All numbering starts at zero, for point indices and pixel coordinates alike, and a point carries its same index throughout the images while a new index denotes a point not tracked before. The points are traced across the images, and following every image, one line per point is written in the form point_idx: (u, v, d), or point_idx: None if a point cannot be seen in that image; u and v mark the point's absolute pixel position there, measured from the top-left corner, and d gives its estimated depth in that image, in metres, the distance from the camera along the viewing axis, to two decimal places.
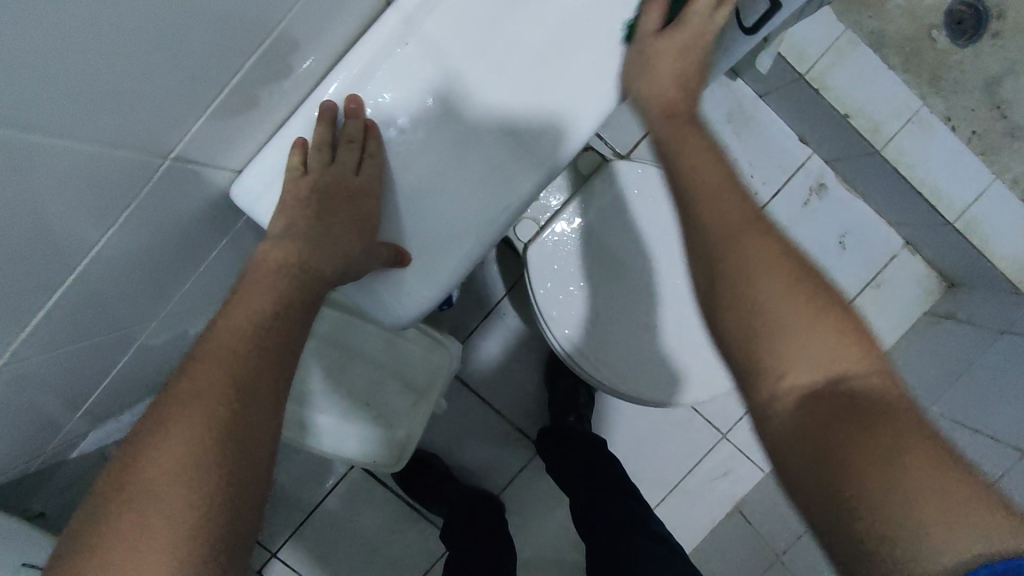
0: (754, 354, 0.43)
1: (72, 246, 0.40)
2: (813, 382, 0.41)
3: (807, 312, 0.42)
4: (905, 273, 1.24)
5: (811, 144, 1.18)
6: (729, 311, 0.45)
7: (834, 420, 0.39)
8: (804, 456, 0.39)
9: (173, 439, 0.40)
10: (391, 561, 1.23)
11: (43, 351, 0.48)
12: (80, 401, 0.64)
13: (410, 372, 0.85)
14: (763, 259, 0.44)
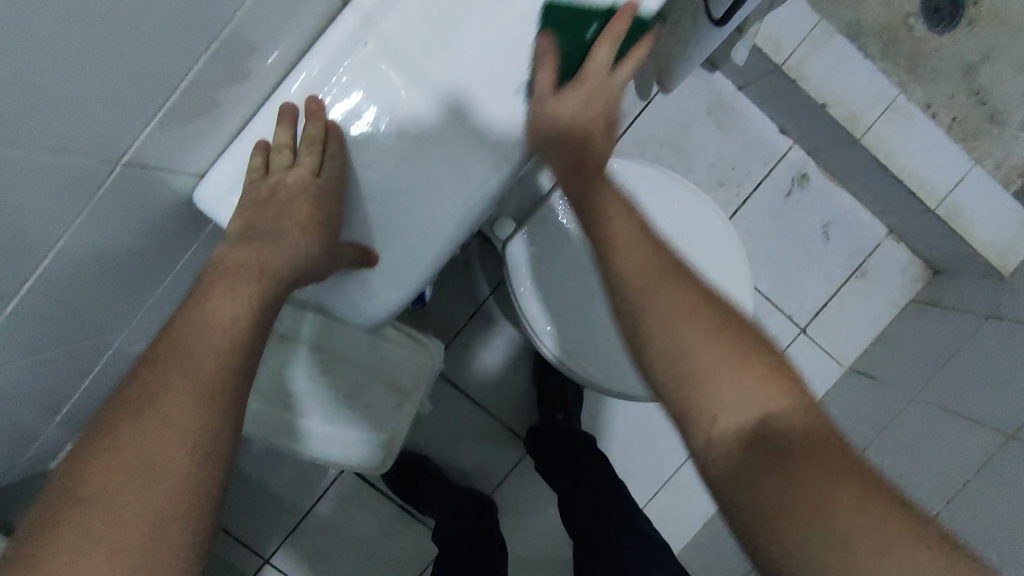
0: (694, 401, 0.48)
1: (20, 253, 0.39)
2: (746, 423, 0.46)
3: (741, 366, 0.48)
4: (890, 260, 1.24)
5: (792, 135, 1.18)
6: (671, 375, 0.49)
7: (772, 457, 0.45)
8: (753, 492, 0.44)
9: (131, 444, 0.42)
10: (384, 564, 1.23)
11: (6, 359, 0.47)
12: (54, 411, 0.63)
13: (392, 373, 0.84)
14: (702, 342, 0.49)
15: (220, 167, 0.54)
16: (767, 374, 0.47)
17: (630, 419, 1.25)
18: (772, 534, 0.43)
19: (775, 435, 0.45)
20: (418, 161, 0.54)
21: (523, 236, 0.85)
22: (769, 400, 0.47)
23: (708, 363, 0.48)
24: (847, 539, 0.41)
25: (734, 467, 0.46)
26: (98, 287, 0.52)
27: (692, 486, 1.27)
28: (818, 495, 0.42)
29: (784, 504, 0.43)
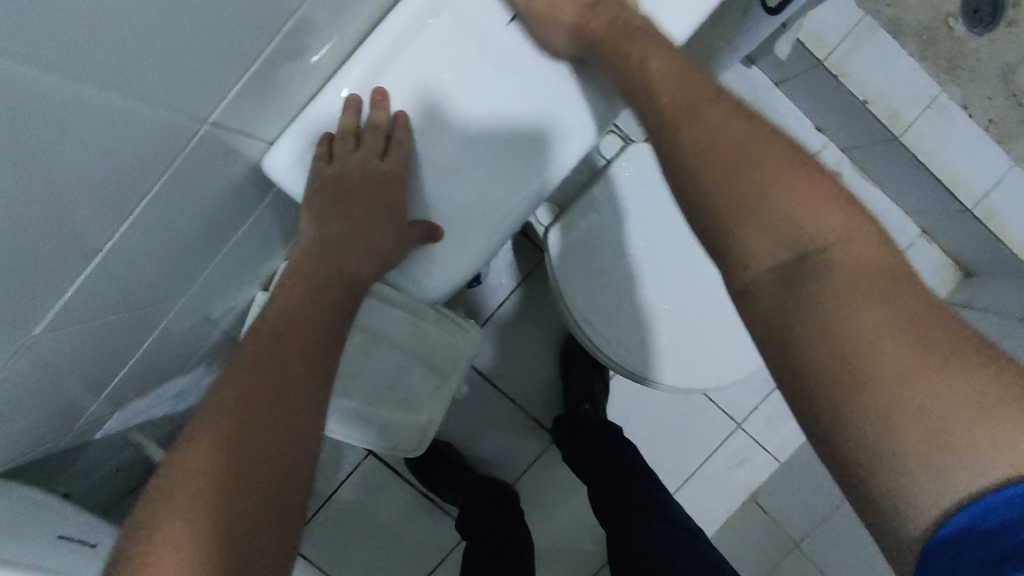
0: (729, 235, 0.43)
1: (101, 211, 0.40)
2: (782, 255, 0.41)
3: (792, 193, 0.42)
4: (922, 260, 1.24)
5: (827, 132, 1.19)
6: (708, 209, 0.44)
7: (810, 287, 0.40)
8: (784, 320, 0.40)
9: (237, 426, 0.47)
10: (407, 551, 1.23)
11: (78, 320, 0.48)
12: (104, 383, 0.62)
13: (431, 355, 0.84)
14: (749, 168, 0.43)
15: (286, 140, 0.57)
16: (811, 196, 0.42)
17: (655, 412, 1.24)
18: (815, 382, 0.38)
19: (819, 263, 0.40)
20: (475, 142, 0.57)
21: (569, 223, 0.85)
22: (815, 226, 0.41)
23: (746, 187, 0.43)
24: (905, 377, 0.35)
25: (772, 304, 0.41)
26: (161, 252, 0.52)
27: (716, 481, 1.27)
28: (868, 325, 0.37)
29: (833, 332, 0.38)
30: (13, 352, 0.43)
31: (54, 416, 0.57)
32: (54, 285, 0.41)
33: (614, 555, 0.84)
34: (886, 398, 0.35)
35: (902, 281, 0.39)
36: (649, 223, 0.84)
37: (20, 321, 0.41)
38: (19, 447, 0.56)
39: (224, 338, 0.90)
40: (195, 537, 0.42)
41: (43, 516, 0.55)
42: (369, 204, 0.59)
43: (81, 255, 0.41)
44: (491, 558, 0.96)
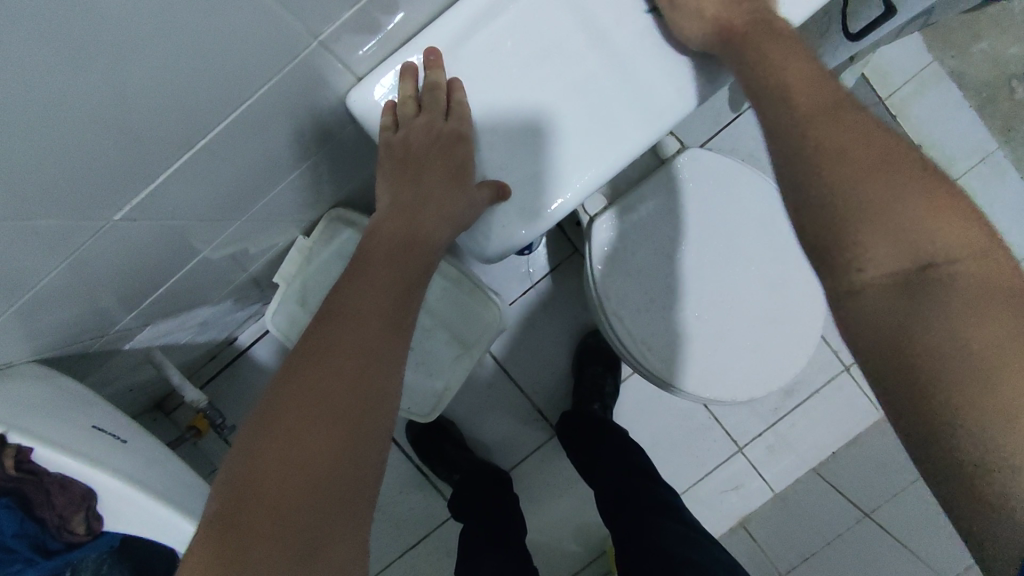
0: (846, 243, 0.42)
1: (185, 110, 0.41)
2: (893, 268, 0.41)
3: (913, 192, 0.42)
4: None
5: None
6: (823, 218, 0.43)
7: (912, 300, 0.39)
8: (886, 326, 0.39)
9: (309, 384, 0.48)
10: (393, 521, 1.24)
11: (147, 221, 0.48)
12: (141, 299, 0.62)
13: (457, 323, 0.84)
14: (871, 176, 0.42)
15: (369, 81, 0.58)
16: (940, 209, 0.41)
17: (658, 423, 1.24)
18: (926, 390, 0.36)
19: (939, 276, 0.40)
20: (542, 121, 0.58)
21: (606, 222, 0.85)
22: (940, 238, 0.41)
23: (867, 184, 0.42)
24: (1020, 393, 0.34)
25: (890, 315, 0.39)
26: (234, 164, 0.52)
27: (708, 502, 1.26)
28: (989, 335, 0.36)
29: (956, 346, 0.37)
30: (90, 233, 0.43)
31: (97, 316, 0.57)
32: (132, 176, 0.42)
33: (624, 552, 0.84)
34: (1001, 400, 0.34)
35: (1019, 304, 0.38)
36: (693, 228, 0.84)
37: (103, 196, 0.41)
38: (58, 342, 0.56)
39: (256, 278, 0.90)
40: (274, 494, 0.44)
41: (81, 407, 0.58)
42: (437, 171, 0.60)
43: (160, 150, 0.42)
44: (488, 539, 0.96)
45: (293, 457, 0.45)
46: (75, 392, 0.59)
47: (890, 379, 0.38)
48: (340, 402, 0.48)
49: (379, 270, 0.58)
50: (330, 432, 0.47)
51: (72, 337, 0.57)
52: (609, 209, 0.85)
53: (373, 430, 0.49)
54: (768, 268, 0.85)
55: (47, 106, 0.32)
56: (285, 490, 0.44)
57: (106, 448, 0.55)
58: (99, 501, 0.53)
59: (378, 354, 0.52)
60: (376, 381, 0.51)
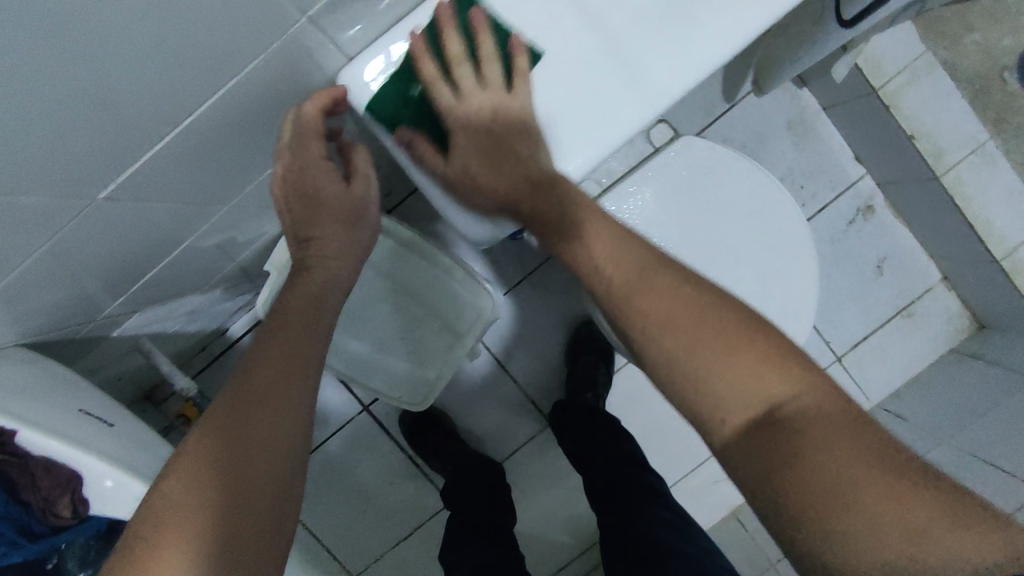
0: (707, 403, 0.47)
1: (162, 91, 0.40)
2: (748, 417, 0.46)
3: (725, 345, 0.47)
4: (937, 306, 1.22)
5: (868, 163, 1.17)
6: (677, 377, 0.48)
7: (775, 444, 0.44)
8: (766, 465, 0.44)
9: (216, 422, 0.50)
10: (384, 513, 1.23)
11: (132, 204, 0.48)
12: (127, 287, 0.61)
13: (448, 312, 0.83)
14: (693, 339, 0.48)
15: (362, 65, 0.56)
16: (774, 362, 0.46)
17: (650, 414, 1.24)
18: (797, 517, 0.42)
19: (786, 413, 0.45)
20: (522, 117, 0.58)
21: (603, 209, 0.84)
22: (772, 387, 0.45)
23: (709, 366, 0.47)
24: (871, 496, 0.41)
25: (754, 462, 0.44)
26: (220, 144, 0.51)
27: (700, 492, 1.27)
28: (829, 462, 0.42)
29: (812, 476, 0.42)
30: (75, 211, 0.43)
31: (85, 301, 0.56)
32: (115, 157, 0.42)
33: (613, 540, 0.84)
34: (873, 521, 0.41)
35: (846, 425, 0.44)
36: (681, 215, 0.84)
37: (89, 173, 0.41)
38: (45, 326, 0.56)
39: (247, 267, 0.90)
40: (172, 528, 0.44)
41: (66, 391, 0.57)
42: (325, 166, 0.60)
43: (140, 132, 0.42)
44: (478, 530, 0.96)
45: (197, 489, 0.46)
46: (63, 375, 0.59)
47: (782, 515, 0.43)
48: (248, 434, 0.50)
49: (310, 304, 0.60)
50: (238, 461, 0.48)
51: (56, 323, 0.56)
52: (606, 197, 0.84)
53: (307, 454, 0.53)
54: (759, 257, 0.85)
55: (33, 76, 0.31)
56: (183, 524, 0.44)
57: (92, 431, 0.54)
58: (83, 484, 0.53)
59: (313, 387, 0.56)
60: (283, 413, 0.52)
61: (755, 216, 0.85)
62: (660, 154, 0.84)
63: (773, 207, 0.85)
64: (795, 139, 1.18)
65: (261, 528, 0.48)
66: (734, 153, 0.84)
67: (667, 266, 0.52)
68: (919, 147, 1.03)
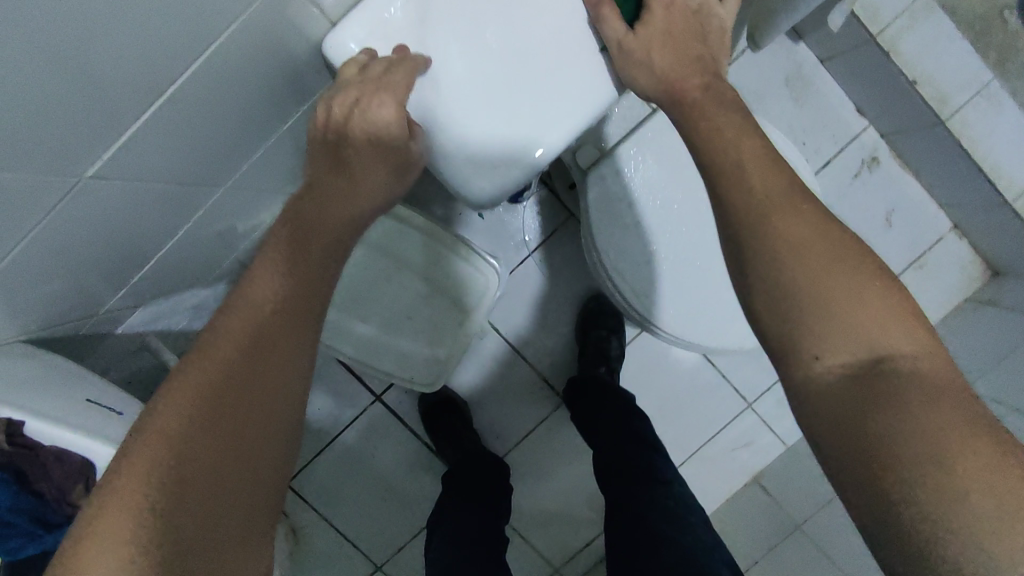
0: (796, 339, 0.47)
1: (137, 68, 0.39)
2: (850, 359, 0.45)
3: (858, 284, 0.46)
4: (949, 257, 1.20)
5: (870, 114, 1.15)
6: (773, 295, 0.48)
7: (861, 392, 0.43)
8: (842, 408, 0.43)
9: (170, 415, 0.44)
10: (404, 500, 1.23)
11: (125, 186, 0.47)
12: (129, 278, 0.60)
13: (454, 290, 0.82)
14: (803, 263, 0.47)
15: (349, 25, 0.56)
16: (897, 307, 0.46)
17: (663, 385, 1.23)
18: (887, 473, 0.40)
19: (885, 367, 0.44)
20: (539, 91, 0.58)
21: (605, 172, 0.82)
22: (891, 338, 0.45)
23: (832, 298, 0.46)
24: (969, 465, 0.38)
25: (844, 406, 0.43)
26: (208, 120, 0.50)
27: (719, 460, 1.26)
28: (934, 423, 0.40)
29: (908, 430, 0.40)
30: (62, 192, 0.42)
31: (83, 293, 0.55)
32: (102, 136, 0.41)
33: (613, 525, 0.84)
34: (946, 480, 0.38)
35: (961, 399, 0.42)
36: (696, 179, 0.82)
37: (72, 150, 0.39)
38: (44, 319, 0.55)
39: (250, 258, 0.89)
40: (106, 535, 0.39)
41: (77, 384, 0.57)
42: (357, 141, 0.58)
43: (122, 113, 0.41)
44: (483, 517, 0.97)
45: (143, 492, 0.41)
46: (70, 370, 0.59)
47: (845, 462, 0.43)
48: (211, 438, 0.44)
49: (302, 266, 0.53)
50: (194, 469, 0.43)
51: (62, 316, 0.56)
52: (607, 159, 0.82)
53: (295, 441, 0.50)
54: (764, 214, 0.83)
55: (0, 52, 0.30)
56: (119, 532, 0.39)
57: (104, 423, 0.54)
58: (98, 471, 0.52)
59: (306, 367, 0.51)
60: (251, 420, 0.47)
61: (756, 173, 0.83)
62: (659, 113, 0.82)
63: (775, 162, 0.84)
64: (794, 95, 1.16)
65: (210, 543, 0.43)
66: (761, 120, 0.84)
67: (802, 202, 0.50)
68: (923, 93, 1.01)
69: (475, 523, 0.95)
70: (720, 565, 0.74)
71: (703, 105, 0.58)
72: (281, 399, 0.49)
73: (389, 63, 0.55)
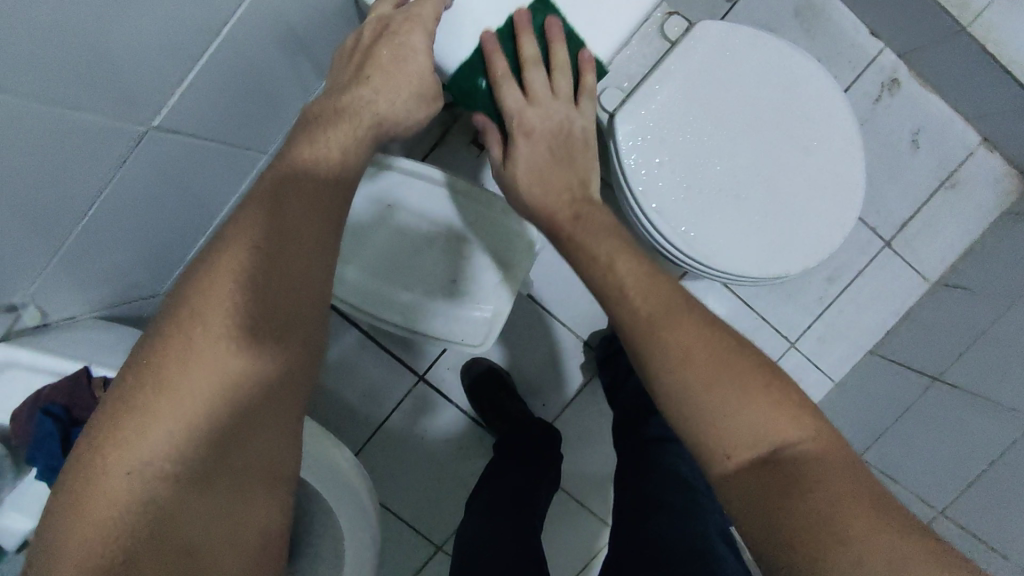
0: (710, 440, 0.49)
1: (143, 51, 0.39)
2: (751, 458, 0.48)
3: (751, 391, 0.49)
4: (982, 171, 1.17)
5: (884, 35, 1.11)
6: (682, 399, 0.50)
7: (775, 487, 0.46)
8: (758, 504, 0.47)
9: (198, 343, 0.42)
10: (459, 478, 1.18)
11: (158, 161, 0.48)
12: (171, 257, 0.61)
13: (496, 245, 0.83)
14: (698, 370, 0.50)
15: None
16: (783, 403, 0.49)
17: None
18: (796, 555, 0.44)
19: (786, 460, 0.47)
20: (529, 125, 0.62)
21: (633, 107, 0.79)
22: (779, 429, 0.48)
23: (723, 397, 0.49)
24: (859, 539, 0.43)
25: (753, 500, 0.47)
26: (243, 66, 0.51)
27: None
28: (828, 505, 0.45)
29: (811, 516, 0.44)
30: (130, 142, 0.43)
31: (139, 260, 0.56)
32: (134, 114, 0.42)
33: (622, 496, 0.81)
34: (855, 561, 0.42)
35: (843, 471, 0.47)
36: (714, 102, 0.80)
37: (98, 136, 0.40)
38: (109, 291, 0.55)
39: None
40: (125, 451, 0.40)
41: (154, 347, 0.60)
42: (382, 58, 0.51)
43: (140, 98, 0.41)
44: (512, 488, 0.93)
45: (164, 417, 0.41)
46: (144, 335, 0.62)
47: (766, 551, 0.46)
48: (230, 372, 0.43)
49: (301, 211, 0.46)
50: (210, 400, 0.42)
51: (116, 297, 0.57)
52: (634, 95, 0.79)
53: (288, 448, 0.46)
54: (795, 136, 0.82)
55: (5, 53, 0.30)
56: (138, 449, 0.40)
57: None
58: None
59: (300, 360, 0.46)
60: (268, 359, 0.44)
61: (784, 94, 0.82)
62: (680, 42, 0.80)
63: (801, 82, 0.82)
64: (804, 25, 1.13)
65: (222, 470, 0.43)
66: (773, 36, 0.81)
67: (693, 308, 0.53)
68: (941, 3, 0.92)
69: (511, 493, 0.92)
70: (718, 536, 0.71)
71: (574, 235, 0.61)
72: (267, 405, 0.44)
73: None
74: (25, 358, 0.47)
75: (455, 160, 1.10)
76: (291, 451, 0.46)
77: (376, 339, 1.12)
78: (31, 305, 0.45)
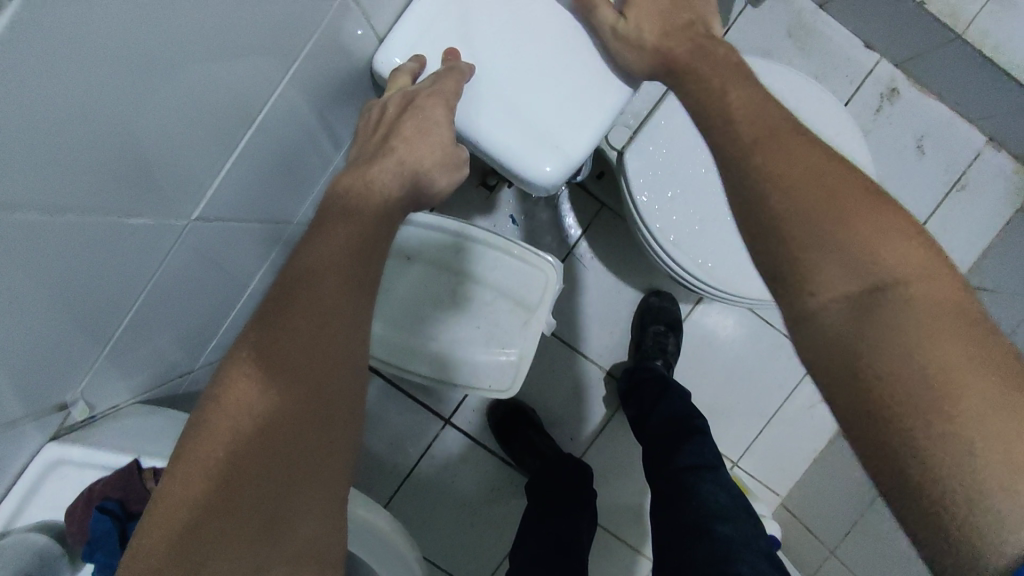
0: (800, 269, 0.42)
1: (175, 158, 0.41)
2: (847, 289, 0.40)
3: (867, 218, 0.42)
4: (990, 171, 1.16)
5: (879, 48, 1.12)
6: (776, 246, 0.44)
7: (871, 321, 0.39)
8: (840, 346, 0.39)
9: (245, 410, 0.41)
10: (493, 521, 1.16)
11: (196, 246, 0.49)
12: (202, 334, 0.61)
13: (519, 291, 0.83)
14: (811, 202, 0.43)
15: (395, 37, 0.58)
16: (903, 241, 0.41)
17: (728, 354, 1.17)
18: (876, 412, 0.37)
19: (892, 291, 0.39)
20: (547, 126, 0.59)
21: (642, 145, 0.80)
22: (891, 261, 0.40)
23: (820, 223, 0.42)
24: (967, 407, 0.35)
25: (835, 344, 0.40)
26: (269, 150, 0.53)
27: (798, 420, 1.19)
28: (927, 347, 0.37)
29: (899, 355, 0.37)
30: (175, 236, 0.45)
31: (177, 341, 0.56)
32: (173, 212, 0.44)
33: (658, 522, 0.80)
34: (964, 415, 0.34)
35: (963, 320, 0.37)
36: None
37: (144, 238, 0.42)
38: (152, 375, 0.56)
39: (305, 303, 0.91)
40: (179, 528, 0.38)
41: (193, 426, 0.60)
42: (405, 131, 0.52)
43: (178, 196, 0.43)
44: (546, 530, 0.91)
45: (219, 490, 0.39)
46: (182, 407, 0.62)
47: (845, 400, 0.39)
48: (278, 439, 0.41)
49: (337, 275, 0.45)
50: (266, 473, 0.40)
51: (154, 382, 0.57)
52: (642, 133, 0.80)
53: (325, 521, 0.43)
54: None
55: (41, 191, 0.31)
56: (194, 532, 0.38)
57: None
58: None
59: (343, 438, 0.44)
60: (320, 432, 0.43)
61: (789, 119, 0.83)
62: None
63: (806, 102, 0.83)
64: (798, 46, 1.15)
65: (267, 539, 0.40)
66: (773, 63, 0.83)
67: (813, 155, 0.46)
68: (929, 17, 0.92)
69: (542, 536, 0.90)
70: (761, 561, 0.69)
71: None
72: (313, 476, 0.42)
73: (437, 76, 0.55)
74: (75, 456, 0.47)
75: (468, 202, 1.11)
76: (329, 532, 0.44)
77: (400, 387, 1.13)
78: (79, 400, 0.46)
